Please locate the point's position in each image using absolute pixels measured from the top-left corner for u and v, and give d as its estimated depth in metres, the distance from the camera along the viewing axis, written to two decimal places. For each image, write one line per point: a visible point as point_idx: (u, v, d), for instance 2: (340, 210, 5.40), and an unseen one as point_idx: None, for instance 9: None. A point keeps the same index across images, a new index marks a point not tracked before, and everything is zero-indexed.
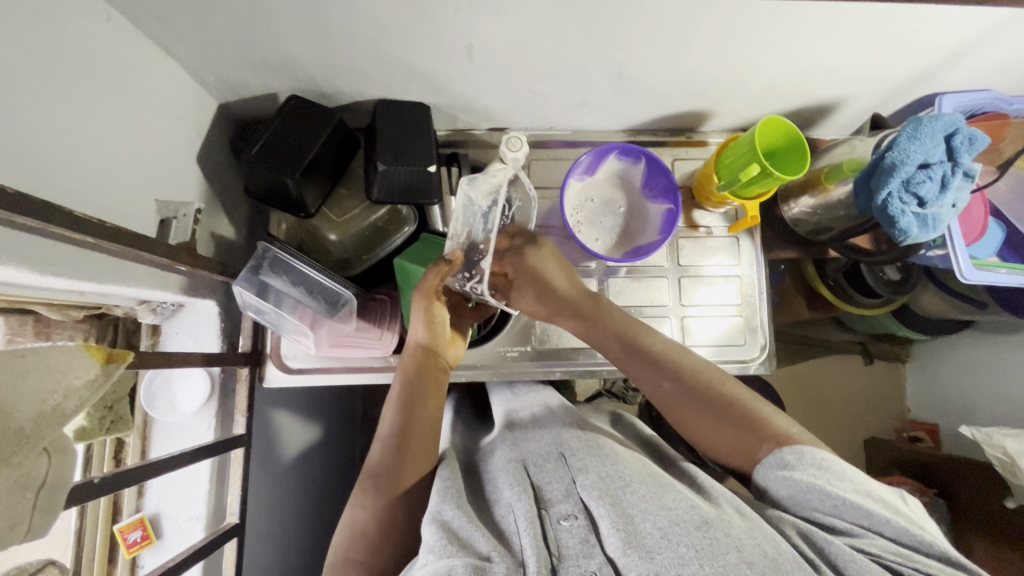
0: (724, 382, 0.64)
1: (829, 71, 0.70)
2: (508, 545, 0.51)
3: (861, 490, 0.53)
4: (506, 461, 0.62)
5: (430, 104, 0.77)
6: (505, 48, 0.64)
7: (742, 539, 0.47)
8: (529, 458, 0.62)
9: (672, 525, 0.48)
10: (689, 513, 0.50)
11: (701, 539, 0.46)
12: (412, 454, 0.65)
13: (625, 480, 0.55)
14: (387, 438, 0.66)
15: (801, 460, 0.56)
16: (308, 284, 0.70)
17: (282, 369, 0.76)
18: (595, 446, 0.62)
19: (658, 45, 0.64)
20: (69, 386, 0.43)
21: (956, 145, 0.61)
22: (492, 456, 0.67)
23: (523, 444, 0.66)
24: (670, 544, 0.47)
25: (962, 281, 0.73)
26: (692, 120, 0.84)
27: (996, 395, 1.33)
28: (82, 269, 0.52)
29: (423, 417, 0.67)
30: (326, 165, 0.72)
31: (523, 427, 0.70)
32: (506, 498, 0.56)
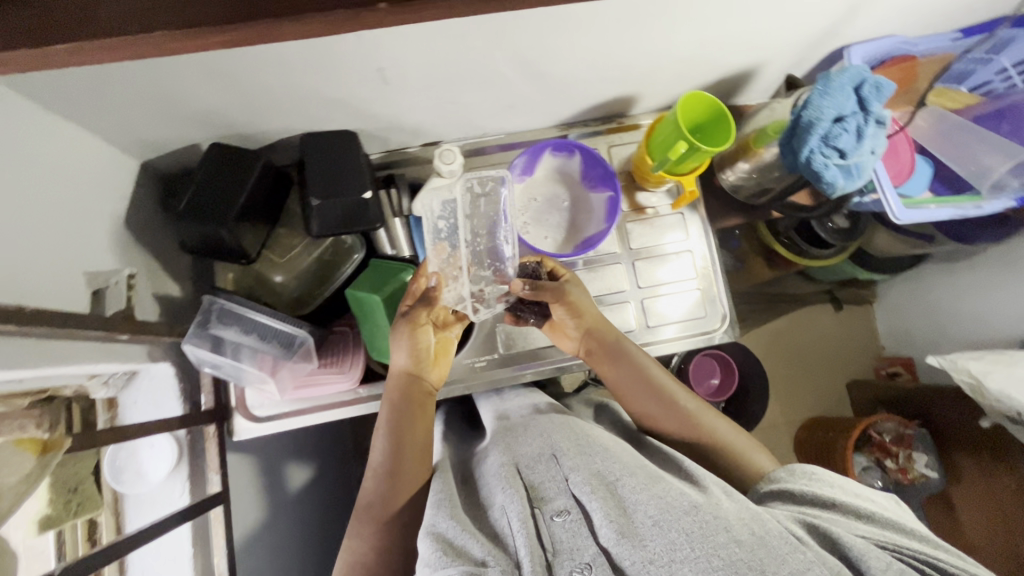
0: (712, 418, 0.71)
1: (737, 40, 0.72)
2: (506, 548, 0.51)
3: (850, 492, 0.56)
4: (498, 464, 0.61)
5: (357, 131, 0.76)
6: (418, 66, 0.63)
7: (730, 519, 0.48)
8: (521, 460, 0.61)
9: (664, 511, 0.49)
10: (679, 498, 0.50)
11: (692, 523, 0.47)
12: (404, 479, 0.65)
13: (617, 472, 0.55)
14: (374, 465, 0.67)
15: (792, 474, 0.59)
16: (261, 330, 0.69)
17: (249, 420, 0.74)
18: (584, 443, 0.61)
19: (566, 40, 0.64)
20: (6, 483, 0.51)
21: (865, 95, 0.63)
22: (486, 459, 0.67)
23: (515, 446, 0.64)
24: (661, 531, 0.47)
25: (896, 223, 0.74)
26: (620, 106, 0.85)
27: (959, 321, 1.38)
28: (14, 358, 0.50)
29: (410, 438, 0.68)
30: (261, 208, 0.71)
31: (513, 428, 0.70)
32: (498, 502, 0.56)
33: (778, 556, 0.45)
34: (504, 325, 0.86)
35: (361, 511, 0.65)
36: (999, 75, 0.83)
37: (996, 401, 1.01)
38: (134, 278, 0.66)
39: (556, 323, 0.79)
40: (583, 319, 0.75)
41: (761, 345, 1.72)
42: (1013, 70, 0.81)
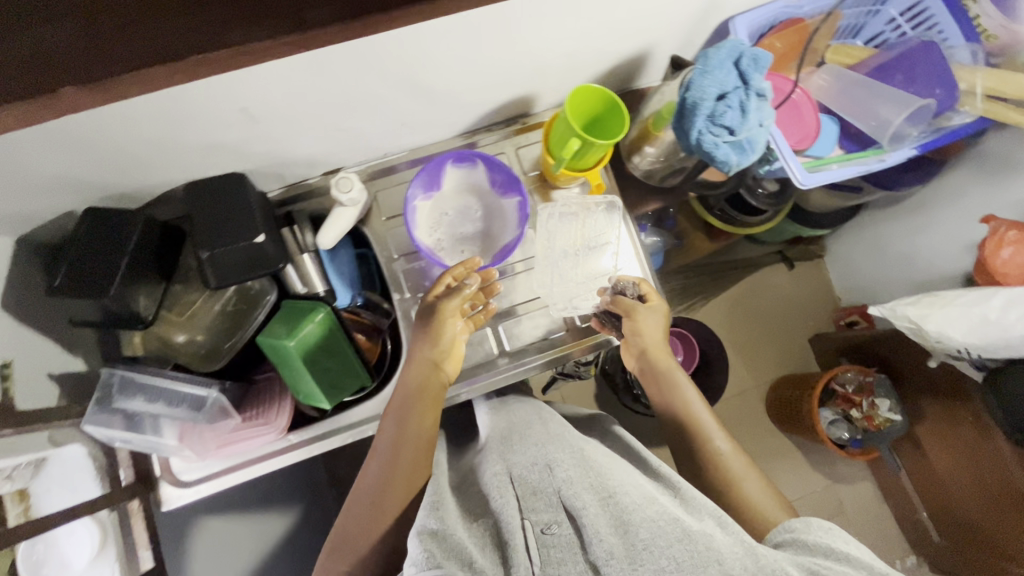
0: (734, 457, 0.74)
1: (617, 25, 0.70)
2: (501, 555, 0.51)
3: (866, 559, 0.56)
4: (494, 472, 0.61)
5: (245, 171, 0.72)
6: (286, 100, 0.61)
7: (725, 555, 0.49)
8: (515, 470, 0.61)
9: (655, 535, 0.49)
10: (672, 523, 0.50)
11: (682, 552, 0.47)
12: (402, 473, 0.66)
13: (610, 490, 0.55)
14: (371, 464, 0.69)
15: (807, 526, 0.60)
16: (169, 396, 0.66)
17: (177, 486, 0.70)
18: (582, 459, 0.61)
19: (436, 51, 0.62)
20: None
21: (744, 69, 0.62)
22: (482, 466, 0.66)
23: (510, 456, 0.64)
24: (652, 556, 0.47)
25: (801, 188, 0.73)
26: (520, 105, 0.83)
27: (901, 265, 1.40)
28: None
29: (410, 437, 0.68)
30: (150, 268, 0.67)
31: (509, 437, 0.70)
32: (493, 510, 0.56)
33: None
34: None
35: (350, 514, 0.67)
36: (888, 26, 0.84)
37: (938, 341, 1.03)
38: (9, 366, 0.60)
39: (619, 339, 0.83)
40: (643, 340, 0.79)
41: (724, 314, 1.72)
42: (901, 19, 0.82)
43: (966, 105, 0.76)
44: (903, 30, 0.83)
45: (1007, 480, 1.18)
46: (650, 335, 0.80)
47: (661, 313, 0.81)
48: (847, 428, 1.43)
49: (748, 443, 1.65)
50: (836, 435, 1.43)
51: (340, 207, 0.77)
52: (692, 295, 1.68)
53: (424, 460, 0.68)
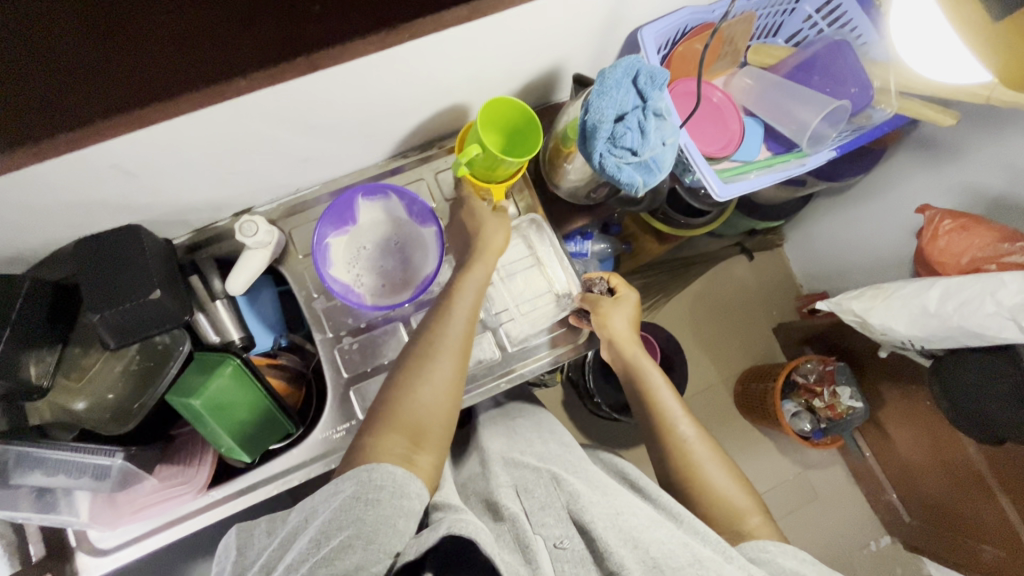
0: (697, 440, 0.74)
1: (516, 47, 0.68)
2: (521, 553, 0.58)
3: None
4: (499, 485, 0.68)
5: (141, 222, 0.69)
6: (163, 152, 0.58)
7: None
8: (520, 486, 0.68)
9: (667, 557, 0.56)
10: (682, 548, 0.57)
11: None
12: (459, 318, 0.68)
13: (617, 507, 0.63)
14: (418, 336, 0.68)
15: (785, 552, 0.62)
16: (67, 467, 0.62)
17: (95, 555, 0.67)
18: (585, 475, 0.70)
19: (318, 90, 0.59)
20: None
21: (642, 86, 0.60)
22: (490, 478, 0.71)
23: (514, 467, 0.72)
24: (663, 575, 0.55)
25: (718, 200, 0.72)
26: (433, 129, 0.80)
27: (853, 253, 1.40)
28: None
29: (461, 309, 0.68)
30: (41, 334, 0.63)
31: (512, 450, 0.76)
32: (499, 528, 0.62)
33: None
34: (357, 387, 0.76)
35: (390, 388, 0.65)
36: (806, 24, 0.82)
37: (883, 332, 1.03)
38: None
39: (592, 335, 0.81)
40: (613, 329, 0.78)
41: (688, 310, 1.71)
42: (817, 16, 0.81)
43: (882, 103, 0.75)
44: (821, 28, 0.81)
45: (966, 461, 1.19)
46: (622, 326, 0.78)
47: (629, 306, 0.80)
48: (809, 419, 1.43)
49: (720, 438, 1.64)
50: (798, 427, 1.43)
51: (247, 250, 0.74)
52: (654, 294, 1.67)
53: (471, 329, 0.69)
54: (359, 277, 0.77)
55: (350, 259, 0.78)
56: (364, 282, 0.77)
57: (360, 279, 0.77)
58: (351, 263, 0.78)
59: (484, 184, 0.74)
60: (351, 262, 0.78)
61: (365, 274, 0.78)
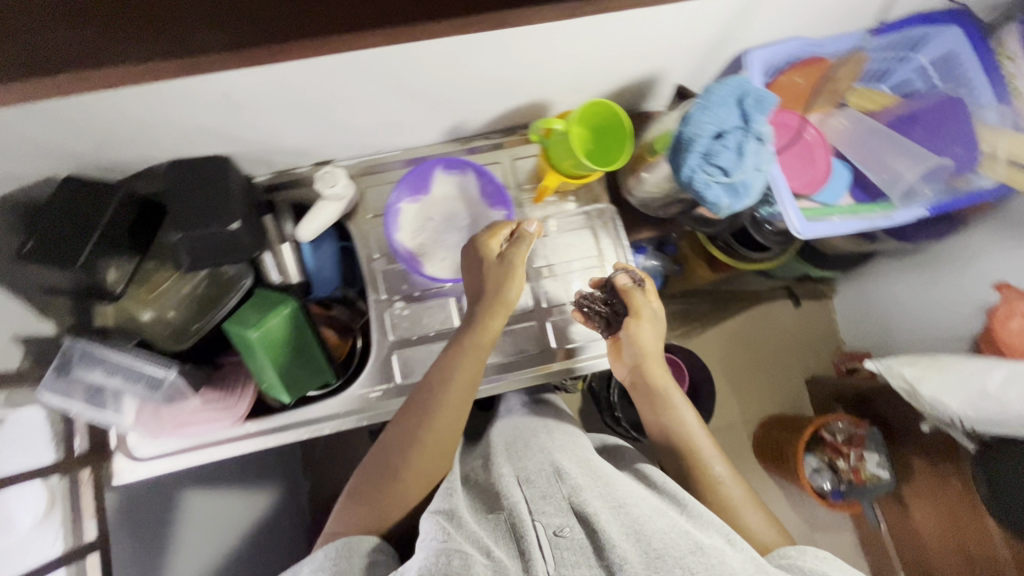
0: (715, 460, 0.71)
1: (624, 48, 0.68)
2: (516, 546, 0.56)
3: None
4: (501, 475, 0.66)
5: (232, 155, 0.72)
6: (272, 91, 0.60)
7: (735, 566, 0.53)
8: (522, 475, 0.65)
9: (669, 547, 0.54)
10: (685, 536, 0.55)
11: (695, 563, 0.53)
12: (449, 404, 0.68)
13: (620, 500, 0.60)
14: (405, 416, 0.69)
15: (803, 554, 0.60)
16: (126, 371, 0.65)
17: (131, 461, 0.70)
18: (589, 468, 0.66)
19: (430, 57, 0.60)
20: None
21: (747, 108, 0.59)
22: (495, 466, 0.70)
23: (518, 459, 0.69)
24: (666, 565, 0.53)
25: (797, 238, 0.70)
26: (519, 116, 0.81)
27: (907, 318, 1.35)
28: None
29: (450, 399, 0.68)
30: (121, 245, 0.66)
31: (516, 442, 0.73)
32: (503, 513, 0.61)
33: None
34: (401, 352, 0.78)
35: (377, 466, 0.67)
36: (918, 74, 0.79)
37: (932, 406, 0.99)
38: None
39: (613, 346, 0.76)
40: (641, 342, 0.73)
41: (721, 345, 1.68)
42: (931, 69, 0.78)
43: (987, 169, 0.73)
44: (933, 81, 0.78)
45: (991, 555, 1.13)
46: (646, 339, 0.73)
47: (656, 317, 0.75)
48: (828, 478, 1.39)
49: None
50: (816, 484, 1.38)
51: (322, 200, 0.75)
52: (691, 321, 1.65)
53: (459, 416, 0.69)
54: (422, 249, 0.79)
55: (417, 231, 0.79)
56: (426, 254, 0.78)
57: (422, 250, 0.78)
58: (416, 235, 0.78)
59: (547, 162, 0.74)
60: (416, 234, 0.78)
61: (429, 245, 0.79)
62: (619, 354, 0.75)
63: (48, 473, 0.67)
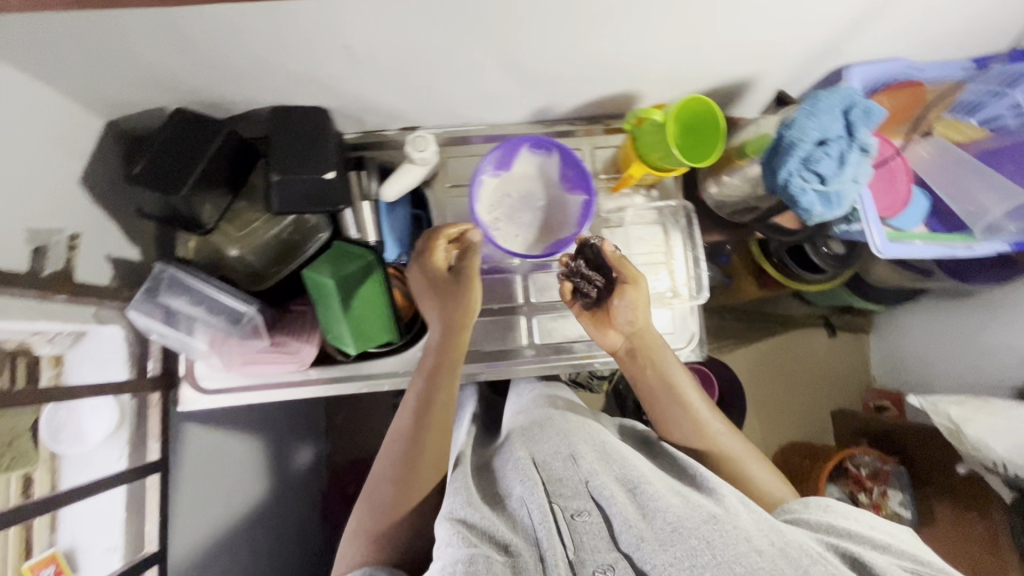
0: (711, 417, 0.71)
1: (730, 47, 0.68)
2: (527, 531, 0.51)
3: (869, 526, 0.55)
4: (517, 458, 0.60)
5: (330, 108, 0.74)
6: (388, 48, 0.61)
7: (750, 531, 0.49)
8: (540, 457, 0.60)
9: (682, 519, 0.50)
10: (696, 509, 0.51)
11: (710, 532, 0.48)
12: (435, 427, 0.68)
13: (636, 480, 0.56)
14: (395, 446, 0.68)
15: (806, 506, 0.59)
16: (210, 303, 0.69)
17: (196, 391, 0.73)
18: (604, 451, 0.62)
19: (545, 32, 0.61)
20: None
21: (853, 119, 0.59)
22: (504, 451, 0.66)
23: (533, 443, 0.63)
24: (682, 536, 0.48)
25: (877, 256, 0.70)
26: (606, 107, 0.82)
27: (949, 361, 1.34)
28: None
29: (437, 425, 0.68)
30: (219, 182, 0.68)
31: (530, 426, 0.68)
32: (517, 494, 0.55)
33: (800, 567, 0.46)
34: None
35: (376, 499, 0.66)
36: None
37: (974, 447, 0.97)
38: (78, 237, 0.65)
39: (604, 314, 0.75)
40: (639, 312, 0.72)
41: (750, 365, 1.68)
42: None
43: None
44: None
45: None
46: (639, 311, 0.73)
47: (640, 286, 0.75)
48: None
49: None
50: None
51: (408, 163, 0.77)
52: (723, 337, 1.65)
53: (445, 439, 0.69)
54: (499, 223, 0.80)
55: (496, 204, 0.80)
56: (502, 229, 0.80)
57: (498, 224, 0.80)
58: (495, 209, 0.80)
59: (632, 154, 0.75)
60: (496, 208, 0.80)
61: (505, 220, 0.80)
62: (610, 322, 0.74)
63: (124, 391, 0.69)
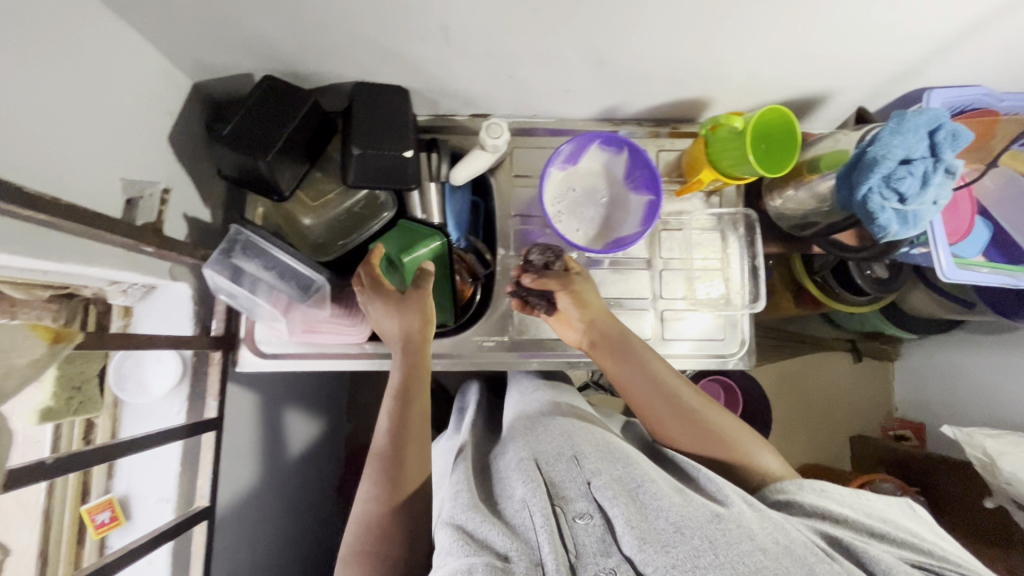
0: (684, 393, 0.68)
1: (816, 60, 0.69)
2: (521, 535, 0.48)
3: (861, 510, 0.54)
4: (518, 459, 0.57)
5: (410, 88, 0.75)
6: (484, 32, 0.62)
7: (754, 529, 0.47)
8: (541, 457, 0.57)
9: (685, 519, 0.47)
10: (700, 508, 0.49)
11: (714, 532, 0.46)
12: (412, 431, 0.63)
13: (638, 478, 0.53)
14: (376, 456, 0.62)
15: (801, 487, 0.57)
16: (281, 268, 0.70)
17: (255, 354, 0.76)
18: (606, 448, 0.58)
19: (640, 29, 0.62)
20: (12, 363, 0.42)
21: (939, 140, 0.59)
22: (505, 454, 0.63)
23: (535, 443, 0.60)
24: (684, 539, 0.46)
25: (941, 280, 0.71)
26: (677, 110, 0.83)
27: (979, 395, 1.33)
28: (55, 253, 0.51)
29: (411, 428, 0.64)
30: (300, 151, 0.70)
31: (532, 425, 0.65)
32: (518, 496, 0.52)
33: (806, 566, 0.44)
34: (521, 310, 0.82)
35: (365, 515, 0.58)
36: None
37: (1008, 482, 0.97)
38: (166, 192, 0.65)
39: (561, 314, 0.76)
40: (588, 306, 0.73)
41: (772, 382, 1.67)
42: None
43: None
44: None
45: None
46: (591, 304, 0.74)
47: (586, 279, 0.76)
48: None
49: None
50: None
51: (479, 149, 0.77)
52: None
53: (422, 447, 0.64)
54: (561, 218, 0.80)
55: (559, 199, 0.80)
56: (563, 223, 0.80)
57: (561, 218, 0.80)
58: (558, 203, 0.80)
59: (703, 160, 0.75)
60: (559, 202, 0.80)
61: (567, 215, 0.81)
62: (570, 321, 0.75)
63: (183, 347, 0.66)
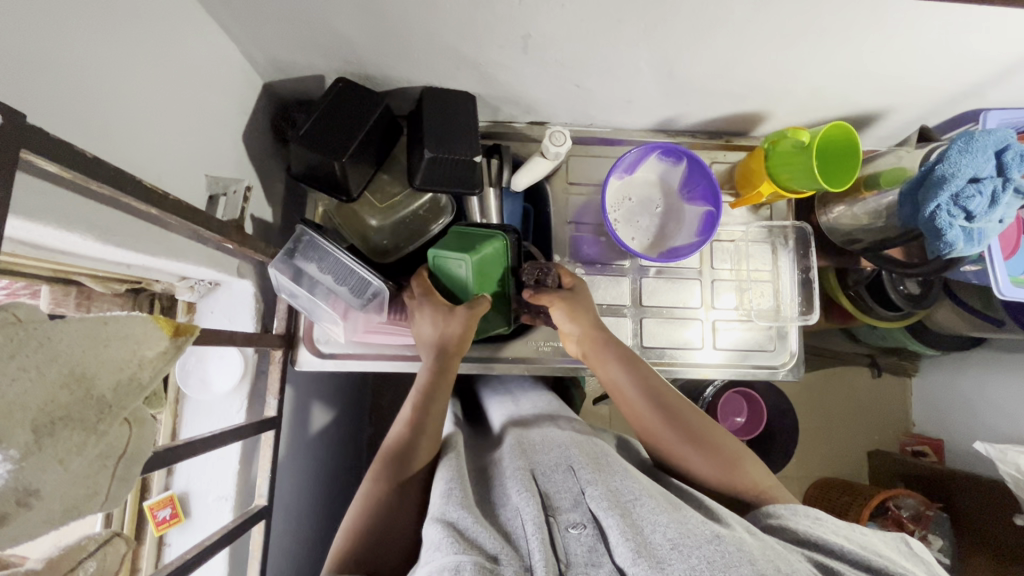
0: (684, 412, 0.66)
1: (879, 81, 0.71)
2: (507, 539, 0.47)
3: (857, 543, 0.50)
4: (515, 466, 0.55)
5: (476, 95, 0.76)
6: (562, 41, 0.63)
7: (755, 554, 0.44)
8: (538, 468, 0.56)
9: (683, 536, 0.45)
10: (701, 525, 0.47)
11: (713, 552, 0.43)
12: (432, 429, 0.62)
13: (635, 492, 0.51)
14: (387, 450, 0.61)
15: (794, 513, 0.55)
16: (343, 273, 0.69)
17: (314, 354, 0.76)
18: (604, 461, 0.57)
19: (714, 44, 0.63)
20: (142, 357, 0.36)
21: (1007, 160, 0.61)
22: (502, 456, 0.61)
23: (532, 453, 0.59)
24: (680, 556, 0.43)
25: (998, 297, 0.73)
26: (732, 124, 0.84)
27: None
28: (148, 247, 0.51)
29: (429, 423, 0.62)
30: (370, 153, 0.71)
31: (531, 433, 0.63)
32: (512, 503, 0.50)
33: None
34: None
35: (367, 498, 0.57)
36: None
37: None
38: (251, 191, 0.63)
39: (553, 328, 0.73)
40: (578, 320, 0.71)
41: None
42: None
43: None
44: None
45: None
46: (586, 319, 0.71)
47: (585, 297, 0.73)
48: None
49: None
50: None
51: (540, 157, 0.77)
52: None
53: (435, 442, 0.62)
54: (619, 225, 0.81)
55: (618, 206, 0.81)
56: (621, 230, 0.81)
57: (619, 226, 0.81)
58: (617, 210, 0.81)
59: (761, 173, 0.77)
60: (617, 210, 0.81)
61: (624, 222, 0.82)
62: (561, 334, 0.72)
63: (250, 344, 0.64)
